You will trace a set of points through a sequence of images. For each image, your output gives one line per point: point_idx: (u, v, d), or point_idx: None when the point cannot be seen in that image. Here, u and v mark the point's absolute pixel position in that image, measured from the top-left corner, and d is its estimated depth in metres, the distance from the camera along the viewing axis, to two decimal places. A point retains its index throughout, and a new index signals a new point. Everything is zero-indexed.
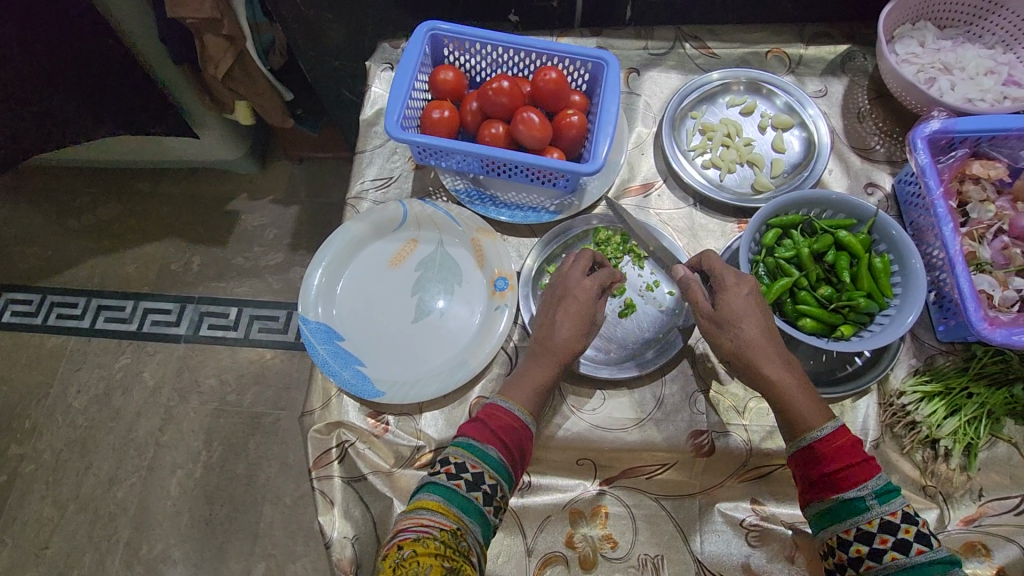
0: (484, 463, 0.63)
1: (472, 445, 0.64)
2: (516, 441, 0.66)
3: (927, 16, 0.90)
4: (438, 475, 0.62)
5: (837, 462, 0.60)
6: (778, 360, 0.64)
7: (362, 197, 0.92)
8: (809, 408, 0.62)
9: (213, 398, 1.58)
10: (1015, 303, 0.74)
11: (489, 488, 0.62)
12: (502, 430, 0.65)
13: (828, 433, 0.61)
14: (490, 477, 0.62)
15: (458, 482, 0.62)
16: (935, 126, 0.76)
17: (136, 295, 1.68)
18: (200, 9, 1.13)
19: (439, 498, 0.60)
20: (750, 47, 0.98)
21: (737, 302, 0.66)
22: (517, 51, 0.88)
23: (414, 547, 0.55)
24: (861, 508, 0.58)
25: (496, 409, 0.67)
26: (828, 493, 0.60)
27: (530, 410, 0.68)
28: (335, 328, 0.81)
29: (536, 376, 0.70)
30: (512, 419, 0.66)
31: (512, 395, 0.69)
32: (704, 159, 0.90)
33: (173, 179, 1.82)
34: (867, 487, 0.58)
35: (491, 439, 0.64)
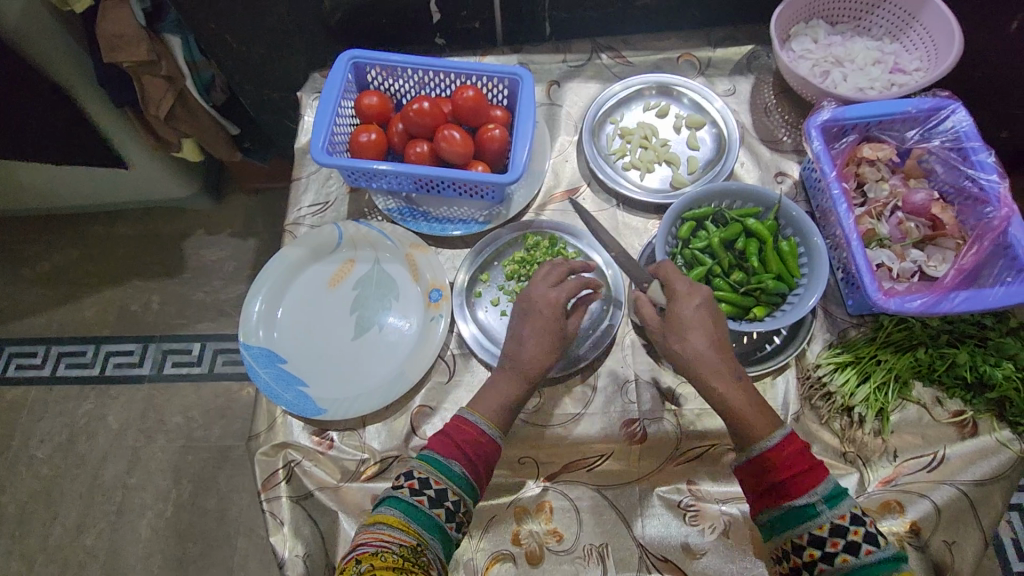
0: (445, 477, 0.64)
1: (437, 460, 0.65)
2: (480, 453, 0.66)
3: (819, 14, 0.97)
4: (401, 490, 0.63)
5: (790, 468, 0.60)
6: (729, 374, 0.64)
7: (299, 223, 0.95)
8: (760, 420, 0.62)
9: (179, 435, 1.57)
10: (913, 274, 0.79)
11: (451, 505, 0.63)
12: (466, 447, 0.66)
13: (778, 441, 0.61)
14: (454, 493, 0.64)
15: (421, 498, 0.62)
16: (826, 115, 0.81)
17: (96, 339, 1.68)
18: (136, 52, 1.17)
19: (401, 512, 0.61)
20: (662, 53, 1.04)
21: (686, 311, 0.66)
22: (437, 73, 0.92)
23: (373, 560, 0.57)
24: (812, 514, 0.58)
25: (462, 422, 0.67)
26: (782, 500, 0.60)
27: (498, 423, 0.69)
28: (277, 351, 0.83)
29: (498, 394, 0.69)
30: (477, 433, 0.67)
31: (478, 408, 0.69)
32: (625, 162, 0.95)
33: (128, 221, 1.82)
34: (817, 492, 0.59)
35: (452, 453, 0.65)
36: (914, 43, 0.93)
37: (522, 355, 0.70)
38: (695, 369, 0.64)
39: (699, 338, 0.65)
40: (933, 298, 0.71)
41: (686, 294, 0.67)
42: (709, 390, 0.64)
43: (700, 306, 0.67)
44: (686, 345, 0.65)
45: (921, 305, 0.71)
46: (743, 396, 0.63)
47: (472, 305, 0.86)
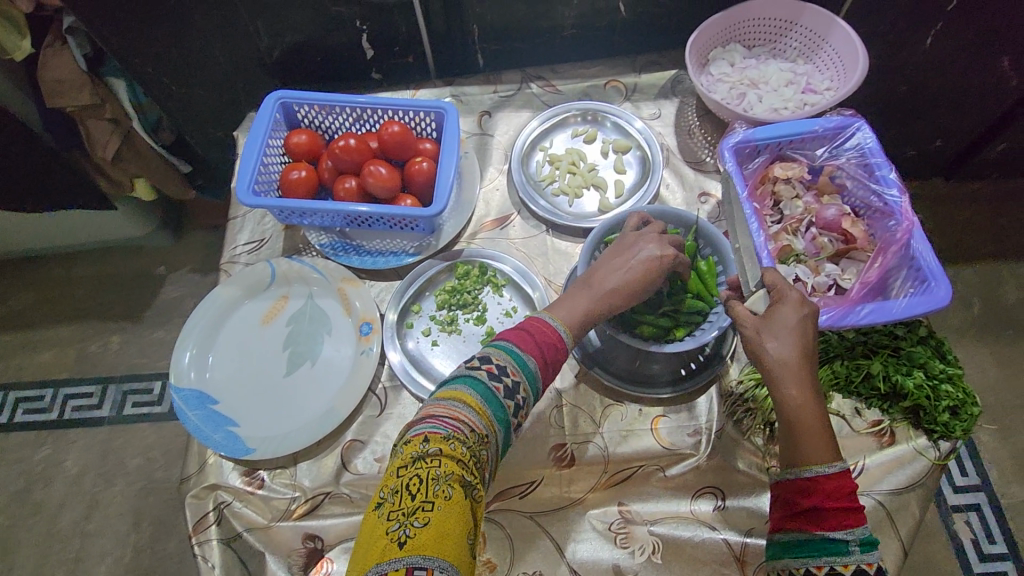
0: (522, 370, 0.61)
1: (514, 351, 0.62)
2: (552, 358, 0.65)
3: (735, 37, 1.00)
4: (480, 372, 0.60)
5: (830, 500, 0.55)
6: (811, 388, 0.58)
7: (235, 261, 0.96)
8: (817, 444, 0.56)
9: (140, 477, 1.55)
10: (829, 288, 0.81)
11: (520, 401, 0.61)
12: (542, 345, 0.64)
13: (834, 474, 0.55)
14: (524, 389, 0.62)
15: (498, 384, 0.60)
16: (737, 137, 0.84)
17: (54, 382, 1.66)
18: (78, 97, 1.20)
19: (478, 395, 0.58)
20: (590, 80, 1.07)
21: (786, 314, 0.61)
22: (365, 110, 0.94)
23: (441, 445, 0.53)
24: (843, 550, 0.54)
25: (541, 322, 0.66)
26: (815, 527, 0.55)
27: (572, 329, 0.68)
28: (207, 392, 0.83)
29: (577, 304, 0.69)
30: (555, 335, 0.66)
31: (557, 315, 0.68)
32: (553, 188, 0.97)
33: (87, 261, 1.82)
34: (856, 533, 0.54)
35: (530, 349, 0.63)
36: (826, 63, 0.96)
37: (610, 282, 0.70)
38: (774, 370, 0.59)
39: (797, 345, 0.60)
40: (841, 311, 0.73)
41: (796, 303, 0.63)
42: (778, 395, 0.58)
43: (796, 313, 0.62)
44: (778, 346, 0.59)
45: (829, 318, 0.73)
46: (814, 411, 0.57)
47: (404, 336, 0.87)
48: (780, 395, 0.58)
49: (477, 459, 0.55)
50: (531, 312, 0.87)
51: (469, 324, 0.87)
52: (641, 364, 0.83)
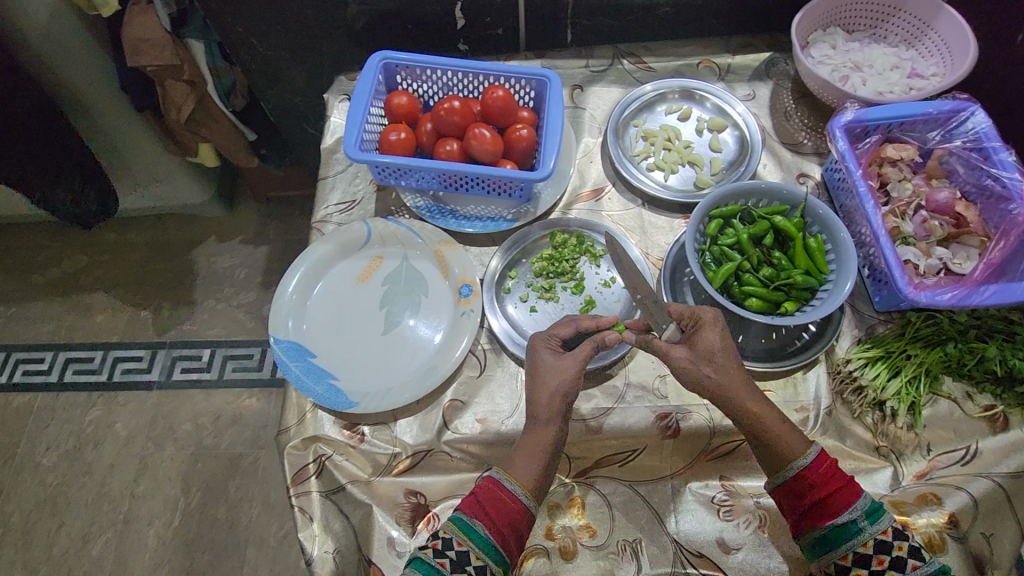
0: (468, 539, 0.63)
1: (461, 520, 0.65)
2: (506, 516, 0.65)
3: (836, 21, 1.00)
4: (425, 551, 0.63)
5: (826, 487, 0.64)
6: (753, 393, 0.68)
7: (326, 221, 0.95)
8: (789, 441, 0.67)
9: (189, 442, 1.55)
10: (939, 270, 0.80)
11: (473, 570, 0.63)
12: (489, 505, 0.65)
13: (813, 458, 0.66)
14: (477, 558, 0.63)
15: (442, 561, 0.62)
16: (849, 116, 0.84)
17: (105, 345, 1.66)
18: (160, 56, 1.19)
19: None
20: (683, 60, 1.06)
21: (709, 337, 0.69)
22: (466, 74, 0.94)
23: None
24: (856, 531, 0.63)
25: (491, 483, 0.67)
26: (823, 520, 0.64)
27: (529, 488, 0.67)
28: (306, 345, 0.83)
29: (528, 451, 0.69)
30: (508, 497, 0.66)
31: (516, 474, 0.67)
32: (649, 162, 0.96)
33: (139, 228, 1.82)
34: (857, 509, 0.63)
35: (477, 514, 0.64)
36: (930, 50, 0.96)
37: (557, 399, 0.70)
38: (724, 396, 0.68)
39: (726, 368, 0.68)
40: (963, 291, 0.73)
41: (711, 321, 0.70)
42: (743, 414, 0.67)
43: (717, 332, 0.69)
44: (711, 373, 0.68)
45: (950, 297, 0.73)
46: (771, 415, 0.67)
47: (502, 300, 0.86)
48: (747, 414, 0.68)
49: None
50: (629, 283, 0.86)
51: (567, 292, 0.87)
52: (742, 339, 0.81)
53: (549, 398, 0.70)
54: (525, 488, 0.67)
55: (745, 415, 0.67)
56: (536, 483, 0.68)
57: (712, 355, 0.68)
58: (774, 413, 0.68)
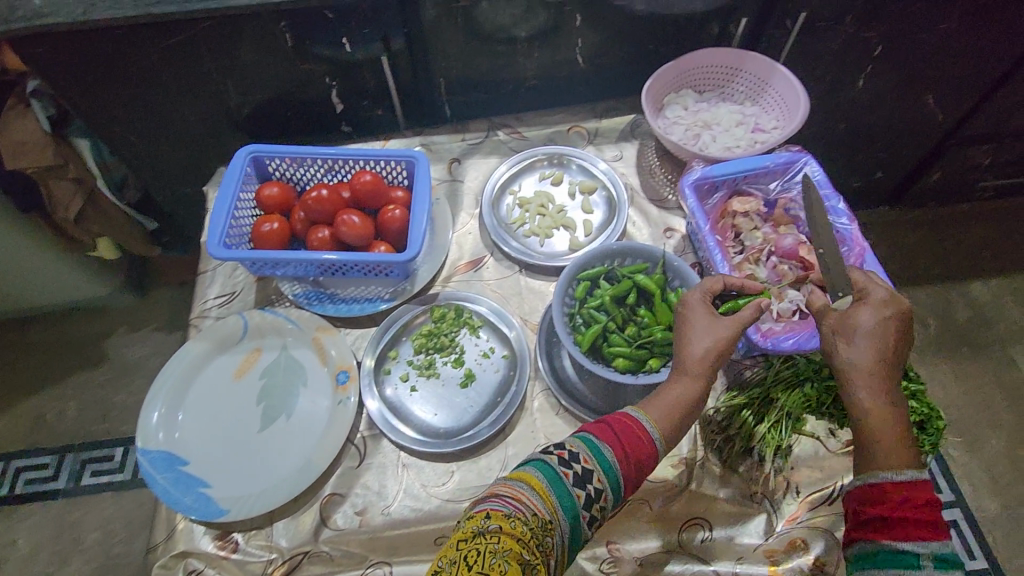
0: (595, 458, 0.59)
1: (590, 439, 0.61)
2: (637, 452, 0.61)
3: (687, 83, 1.07)
4: (549, 454, 0.59)
5: (896, 507, 0.55)
6: (881, 393, 0.59)
7: (205, 315, 0.94)
8: (892, 453, 0.57)
9: (100, 552, 1.45)
10: (794, 312, 0.84)
11: (592, 491, 0.58)
12: (622, 435, 0.62)
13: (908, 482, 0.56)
14: (598, 480, 0.59)
15: (566, 471, 0.58)
16: (696, 174, 0.89)
17: (5, 455, 1.56)
18: (41, 159, 1.19)
19: (545, 480, 0.57)
20: (554, 126, 1.12)
21: (865, 315, 0.62)
22: (336, 161, 0.96)
23: (501, 522, 0.52)
24: (915, 562, 0.52)
25: (628, 417, 0.63)
26: (881, 536, 0.54)
27: (664, 431, 0.63)
28: (176, 453, 0.80)
29: (672, 406, 0.64)
30: (640, 430, 0.62)
31: (650, 413, 0.64)
32: (525, 229, 0.99)
33: (41, 325, 1.73)
34: (929, 546, 0.52)
35: (607, 437, 0.61)
36: (771, 105, 1.04)
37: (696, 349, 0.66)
38: (847, 375, 0.60)
39: (885, 350, 0.60)
40: (805, 335, 0.81)
41: (881, 302, 0.63)
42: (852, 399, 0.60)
43: (875, 315, 0.62)
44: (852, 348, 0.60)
45: (794, 342, 0.80)
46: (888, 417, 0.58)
47: (381, 382, 0.86)
48: (852, 400, 0.60)
49: (541, 543, 0.53)
50: (508, 352, 0.87)
51: (447, 367, 0.87)
52: (617, 399, 0.82)
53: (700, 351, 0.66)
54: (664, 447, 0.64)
55: (854, 397, 0.60)
56: (671, 429, 0.64)
57: (875, 330, 0.61)
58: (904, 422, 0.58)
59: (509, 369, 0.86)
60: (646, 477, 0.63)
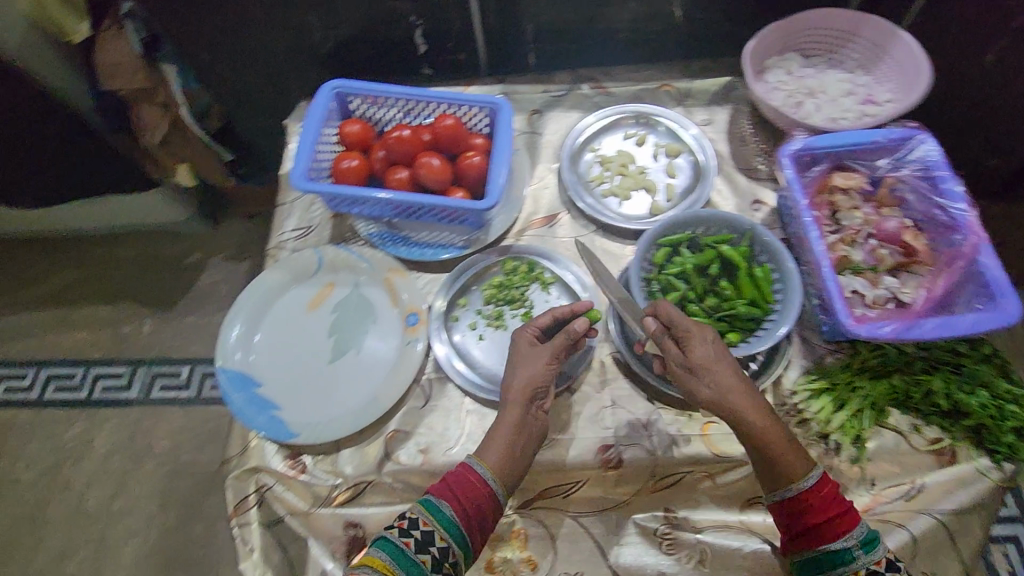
0: (434, 519, 0.62)
1: (430, 503, 0.63)
2: (474, 498, 0.65)
3: (794, 46, 0.99)
4: (390, 529, 0.62)
5: (824, 511, 0.62)
6: (756, 406, 0.64)
7: (282, 246, 0.96)
8: (794, 462, 0.63)
9: (167, 459, 1.56)
10: (888, 300, 0.79)
11: (437, 550, 0.61)
12: (459, 492, 0.65)
13: (815, 481, 0.63)
14: (441, 538, 0.62)
15: (408, 540, 0.61)
16: (797, 144, 0.83)
17: (87, 361, 1.68)
18: (131, 80, 1.22)
19: (387, 556, 0.60)
20: (643, 83, 1.06)
21: (699, 346, 0.66)
22: (418, 102, 0.94)
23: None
24: (846, 559, 0.61)
25: (465, 470, 0.66)
26: (818, 543, 0.62)
27: (499, 472, 0.67)
28: (251, 374, 0.83)
29: (503, 433, 0.69)
30: (477, 482, 0.66)
31: (484, 457, 0.67)
32: (603, 189, 0.96)
33: (126, 244, 1.85)
34: (853, 537, 0.61)
35: (443, 493, 0.64)
36: (885, 75, 0.95)
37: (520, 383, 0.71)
38: (730, 410, 0.63)
39: (730, 368, 0.65)
40: (904, 324, 0.72)
41: (698, 331, 0.67)
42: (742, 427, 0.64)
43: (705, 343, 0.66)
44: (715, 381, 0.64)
45: (891, 330, 0.72)
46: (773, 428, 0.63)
47: (450, 328, 0.86)
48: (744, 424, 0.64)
49: None
50: None
51: (516, 320, 0.87)
52: None
53: (527, 381, 0.71)
54: (505, 485, 0.68)
55: (747, 427, 0.63)
56: (507, 459, 0.68)
57: (714, 352, 0.66)
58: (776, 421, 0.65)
59: None
60: (492, 516, 0.66)
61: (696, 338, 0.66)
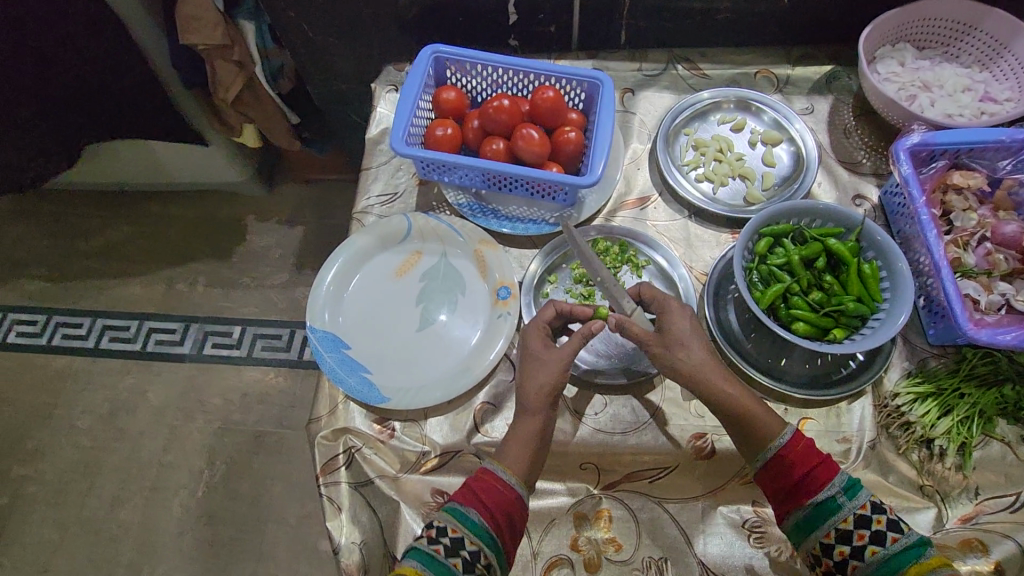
0: (462, 525, 0.65)
1: (455, 509, 0.66)
2: (499, 503, 0.67)
3: (906, 37, 0.95)
4: (420, 538, 0.64)
5: (804, 465, 0.64)
6: (727, 374, 0.69)
7: (367, 211, 0.95)
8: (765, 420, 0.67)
9: (217, 416, 1.58)
10: (1001, 307, 0.76)
11: (468, 553, 0.64)
12: (486, 496, 0.67)
13: (789, 438, 0.66)
14: (472, 543, 0.64)
15: (437, 547, 0.63)
16: (915, 139, 0.80)
17: (142, 315, 1.71)
18: (212, 36, 1.17)
19: (421, 563, 0.62)
20: (740, 69, 1.03)
21: (678, 322, 0.71)
22: (516, 72, 0.92)
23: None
24: (834, 508, 0.62)
25: (483, 473, 0.69)
26: (804, 499, 0.64)
27: (519, 472, 0.70)
28: (341, 336, 0.83)
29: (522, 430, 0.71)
30: (496, 480, 0.68)
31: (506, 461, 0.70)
32: (698, 173, 0.94)
33: (182, 202, 1.87)
34: (836, 485, 0.63)
35: (469, 500, 0.66)
36: (1005, 73, 0.91)
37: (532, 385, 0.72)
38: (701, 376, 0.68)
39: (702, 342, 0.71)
40: None
41: (678, 310, 0.72)
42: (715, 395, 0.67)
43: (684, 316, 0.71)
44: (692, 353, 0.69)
45: (1014, 338, 0.69)
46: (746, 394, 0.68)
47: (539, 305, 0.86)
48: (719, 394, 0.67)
49: None
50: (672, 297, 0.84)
51: (606, 300, 0.85)
52: (784, 363, 0.79)
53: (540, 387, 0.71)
54: (515, 473, 0.69)
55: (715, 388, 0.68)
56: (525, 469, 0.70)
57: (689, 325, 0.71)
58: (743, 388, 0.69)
59: None
60: (521, 522, 0.69)
61: (669, 312, 0.72)
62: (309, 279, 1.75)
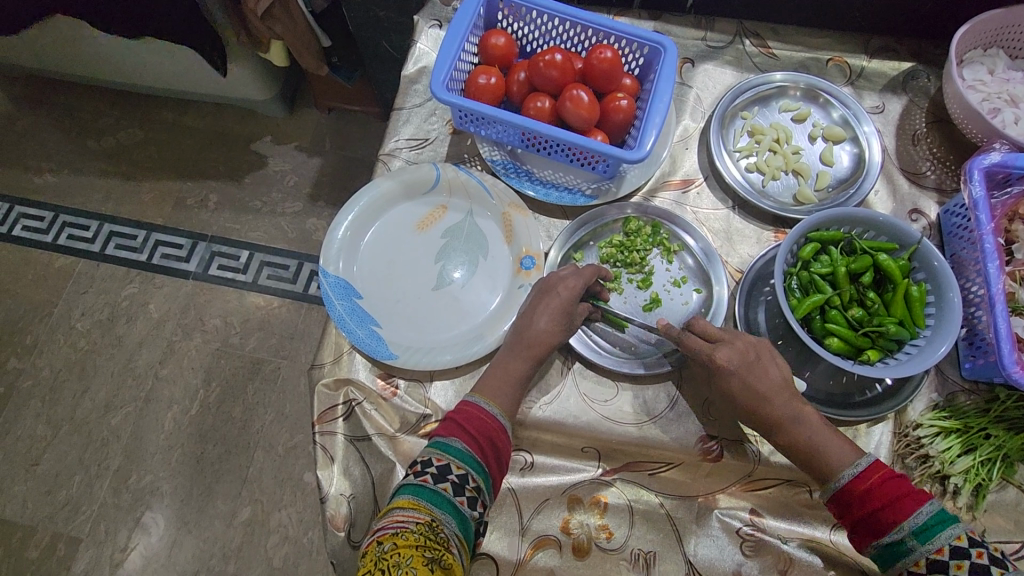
0: (447, 454, 0.65)
1: (438, 441, 0.66)
2: (485, 433, 0.67)
3: (1000, 42, 0.87)
4: (409, 476, 0.65)
5: (871, 504, 0.62)
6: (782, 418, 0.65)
7: (394, 154, 0.90)
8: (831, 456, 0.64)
9: (216, 338, 1.57)
10: None
11: (456, 478, 0.64)
12: (467, 425, 0.67)
13: (851, 477, 0.63)
14: (458, 467, 0.64)
15: (425, 477, 0.64)
16: (995, 159, 0.74)
17: (149, 226, 1.67)
18: None
19: (415, 496, 0.62)
20: (811, 53, 0.95)
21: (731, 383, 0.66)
22: (573, 25, 0.85)
23: (395, 540, 0.59)
24: (903, 550, 0.60)
25: (464, 405, 0.69)
26: (871, 538, 0.62)
27: (503, 406, 0.69)
28: (354, 284, 0.79)
29: (506, 378, 0.70)
30: (478, 411, 0.68)
31: (491, 397, 0.69)
32: (749, 162, 0.88)
33: (199, 113, 1.80)
34: (905, 528, 0.60)
35: (453, 432, 0.66)
36: None
37: (526, 336, 0.72)
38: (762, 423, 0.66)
39: (762, 379, 0.66)
40: None
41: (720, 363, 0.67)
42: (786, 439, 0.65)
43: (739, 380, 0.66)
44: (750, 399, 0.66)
45: None
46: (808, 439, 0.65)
47: None
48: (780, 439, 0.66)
49: (435, 542, 0.60)
50: (702, 288, 0.80)
51: (632, 285, 0.81)
52: (807, 376, 0.75)
53: (543, 329, 0.71)
54: (500, 406, 0.69)
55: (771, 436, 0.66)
56: (510, 406, 0.70)
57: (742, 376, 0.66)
58: (813, 419, 0.65)
59: (699, 307, 0.80)
60: (507, 451, 0.69)
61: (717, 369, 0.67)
62: (322, 212, 1.70)
